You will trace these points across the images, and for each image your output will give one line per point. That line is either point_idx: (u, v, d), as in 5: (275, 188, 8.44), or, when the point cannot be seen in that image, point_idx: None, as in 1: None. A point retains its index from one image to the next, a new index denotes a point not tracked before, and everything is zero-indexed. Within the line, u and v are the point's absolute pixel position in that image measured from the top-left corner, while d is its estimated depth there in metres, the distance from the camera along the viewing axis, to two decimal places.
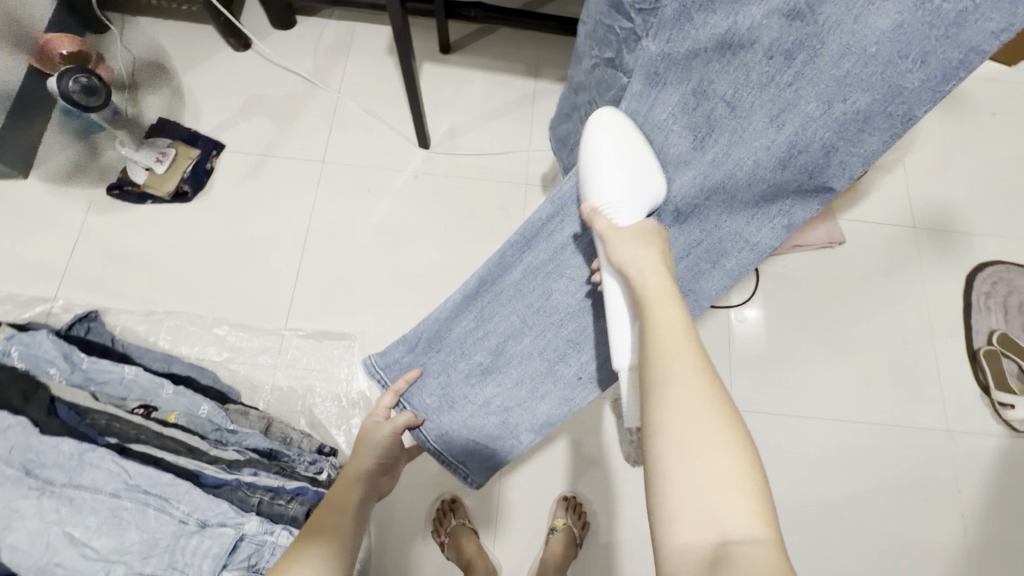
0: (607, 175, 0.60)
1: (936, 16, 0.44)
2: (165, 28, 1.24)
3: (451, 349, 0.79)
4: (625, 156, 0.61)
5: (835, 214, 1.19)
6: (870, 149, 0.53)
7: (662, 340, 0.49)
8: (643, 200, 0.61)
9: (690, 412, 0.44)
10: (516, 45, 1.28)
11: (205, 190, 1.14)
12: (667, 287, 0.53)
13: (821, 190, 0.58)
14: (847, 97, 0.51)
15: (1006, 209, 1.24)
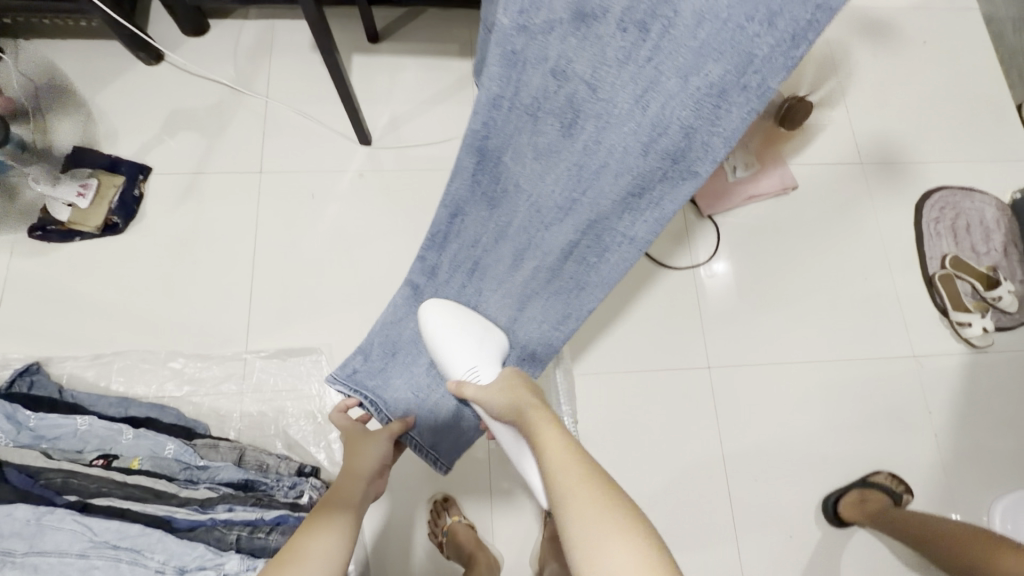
0: (455, 357, 0.71)
1: None
2: (64, 48, 1.14)
3: (409, 350, 0.77)
4: (460, 336, 0.72)
5: (784, 160, 1.20)
6: (731, 127, 0.56)
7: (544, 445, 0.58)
8: (493, 359, 0.72)
9: (587, 517, 0.51)
10: (447, 26, 1.23)
11: (137, 218, 1.07)
12: (542, 411, 0.63)
13: (687, 176, 0.60)
14: (701, 70, 0.54)
15: (944, 135, 1.27)
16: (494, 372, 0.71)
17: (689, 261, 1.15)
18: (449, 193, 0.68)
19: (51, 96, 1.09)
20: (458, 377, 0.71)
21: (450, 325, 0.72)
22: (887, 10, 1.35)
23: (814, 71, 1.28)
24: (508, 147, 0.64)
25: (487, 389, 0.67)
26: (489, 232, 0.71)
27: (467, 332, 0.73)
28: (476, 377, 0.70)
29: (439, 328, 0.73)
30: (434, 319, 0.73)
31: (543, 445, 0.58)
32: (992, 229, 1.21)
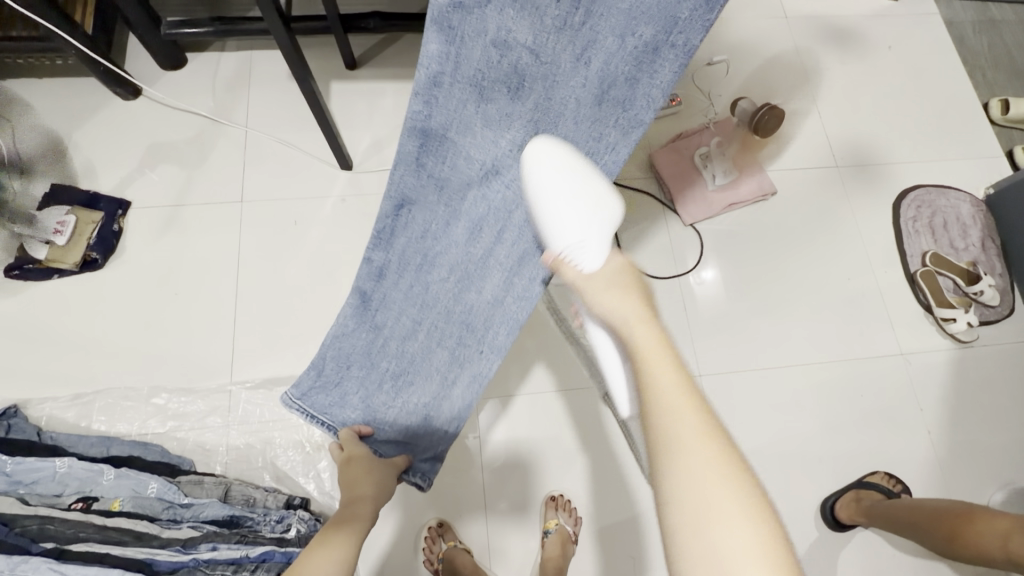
0: (558, 219, 0.61)
1: None
2: (39, 88, 1.14)
3: (359, 364, 0.76)
4: (562, 178, 0.61)
5: (762, 166, 1.22)
6: (666, 80, 0.59)
7: (653, 403, 0.44)
8: (603, 237, 0.60)
9: (691, 467, 0.41)
10: None
11: (117, 253, 1.06)
12: (657, 337, 0.49)
13: (637, 125, 0.63)
14: (636, 31, 0.56)
15: (916, 136, 1.30)
16: (601, 250, 0.59)
17: (676, 270, 1.16)
18: (394, 182, 0.67)
19: (29, 137, 1.09)
20: (558, 253, 0.62)
21: (552, 179, 0.62)
22: (852, 19, 1.39)
23: (786, 78, 1.31)
24: (458, 120, 0.63)
25: (592, 287, 0.56)
26: (440, 211, 0.71)
27: (565, 174, 0.61)
28: (581, 258, 0.59)
29: (538, 172, 0.62)
30: (538, 171, 0.63)
31: (652, 376, 0.45)
32: (969, 225, 1.23)
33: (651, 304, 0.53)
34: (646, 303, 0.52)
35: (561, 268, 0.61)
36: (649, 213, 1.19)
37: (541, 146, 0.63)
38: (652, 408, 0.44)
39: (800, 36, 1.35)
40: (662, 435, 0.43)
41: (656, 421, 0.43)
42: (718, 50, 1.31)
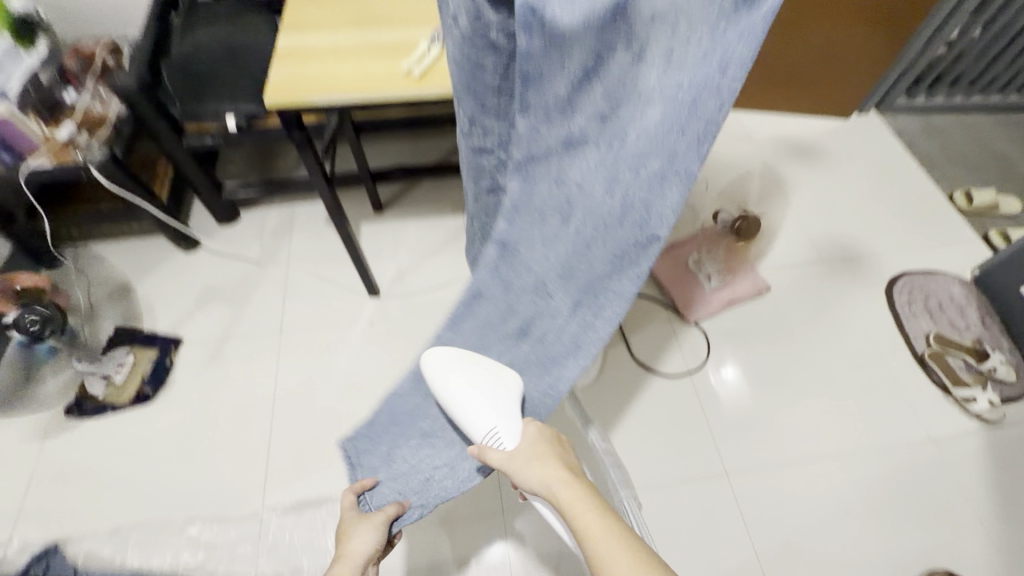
0: (475, 415, 0.59)
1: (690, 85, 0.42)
2: (116, 247, 1.34)
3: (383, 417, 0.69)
4: (474, 374, 0.61)
5: (752, 267, 1.32)
6: (672, 205, 0.48)
7: (587, 536, 0.52)
8: (514, 410, 0.59)
9: None
10: (441, 191, 1.45)
11: (165, 387, 1.16)
12: (582, 492, 0.55)
13: (653, 241, 0.51)
14: (646, 162, 0.47)
15: (891, 228, 1.41)
16: (517, 432, 0.59)
17: (685, 368, 1.20)
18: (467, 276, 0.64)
19: (104, 292, 1.26)
20: (479, 441, 0.60)
21: (456, 369, 0.62)
22: (809, 137, 1.59)
23: (761, 188, 1.47)
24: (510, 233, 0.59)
25: (516, 465, 0.57)
26: (485, 302, 0.64)
27: (483, 377, 0.60)
28: (499, 440, 0.59)
29: (457, 392, 0.61)
30: (445, 375, 0.62)
31: (582, 529, 0.53)
32: (964, 305, 1.28)
33: (572, 465, 0.59)
34: (564, 460, 0.59)
35: (486, 456, 0.58)
36: (652, 316, 1.28)
37: (453, 371, 0.62)
38: (585, 535, 0.52)
39: (766, 154, 1.55)
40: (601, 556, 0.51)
41: (595, 550, 0.52)
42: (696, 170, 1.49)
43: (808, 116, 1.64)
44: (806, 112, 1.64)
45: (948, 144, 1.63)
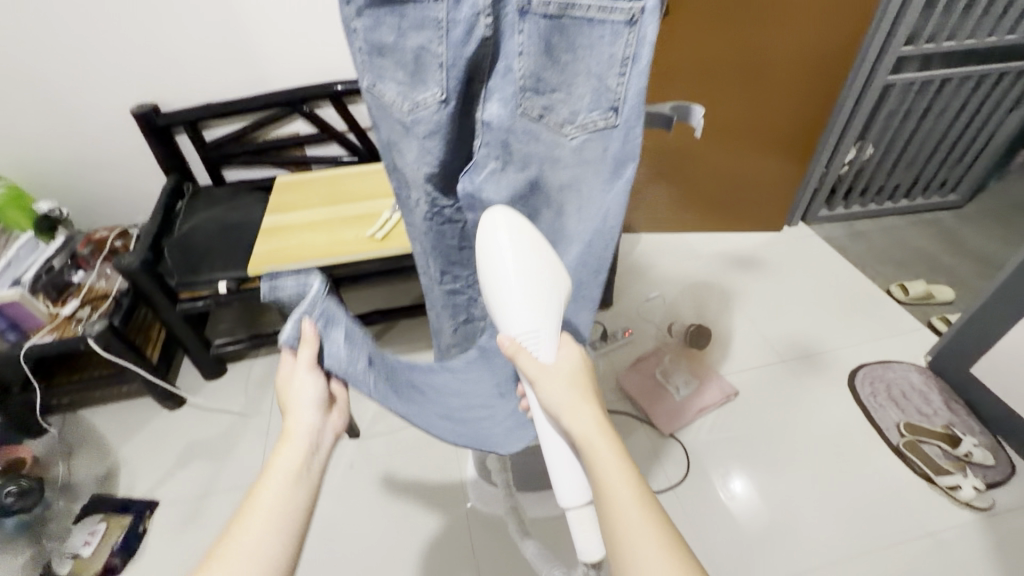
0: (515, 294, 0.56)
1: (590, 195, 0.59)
2: (102, 411, 1.37)
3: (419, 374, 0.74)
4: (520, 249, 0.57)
5: (717, 373, 1.38)
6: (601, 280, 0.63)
7: (598, 457, 0.51)
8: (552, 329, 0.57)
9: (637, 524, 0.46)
10: (418, 329, 1.56)
11: (136, 556, 1.11)
12: (611, 438, 0.52)
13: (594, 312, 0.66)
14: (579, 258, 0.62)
15: (839, 324, 1.51)
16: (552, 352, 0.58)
17: (668, 481, 1.19)
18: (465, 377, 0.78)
19: (85, 459, 1.25)
20: (515, 338, 0.57)
21: (514, 235, 0.56)
22: (748, 250, 1.77)
23: (713, 299, 1.59)
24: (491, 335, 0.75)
25: (548, 374, 0.56)
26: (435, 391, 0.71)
27: (530, 251, 0.56)
28: (535, 345, 0.57)
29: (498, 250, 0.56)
30: (495, 223, 0.56)
31: (600, 468, 0.50)
32: (925, 390, 1.33)
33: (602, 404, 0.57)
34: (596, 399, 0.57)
35: (518, 353, 0.57)
36: (629, 431, 1.29)
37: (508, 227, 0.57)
38: (598, 456, 0.51)
39: (712, 267, 1.70)
40: (605, 483, 0.49)
41: (601, 476, 0.50)
42: (651, 288, 1.62)
43: (744, 233, 1.84)
44: (741, 229, 1.84)
45: (873, 245, 1.83)
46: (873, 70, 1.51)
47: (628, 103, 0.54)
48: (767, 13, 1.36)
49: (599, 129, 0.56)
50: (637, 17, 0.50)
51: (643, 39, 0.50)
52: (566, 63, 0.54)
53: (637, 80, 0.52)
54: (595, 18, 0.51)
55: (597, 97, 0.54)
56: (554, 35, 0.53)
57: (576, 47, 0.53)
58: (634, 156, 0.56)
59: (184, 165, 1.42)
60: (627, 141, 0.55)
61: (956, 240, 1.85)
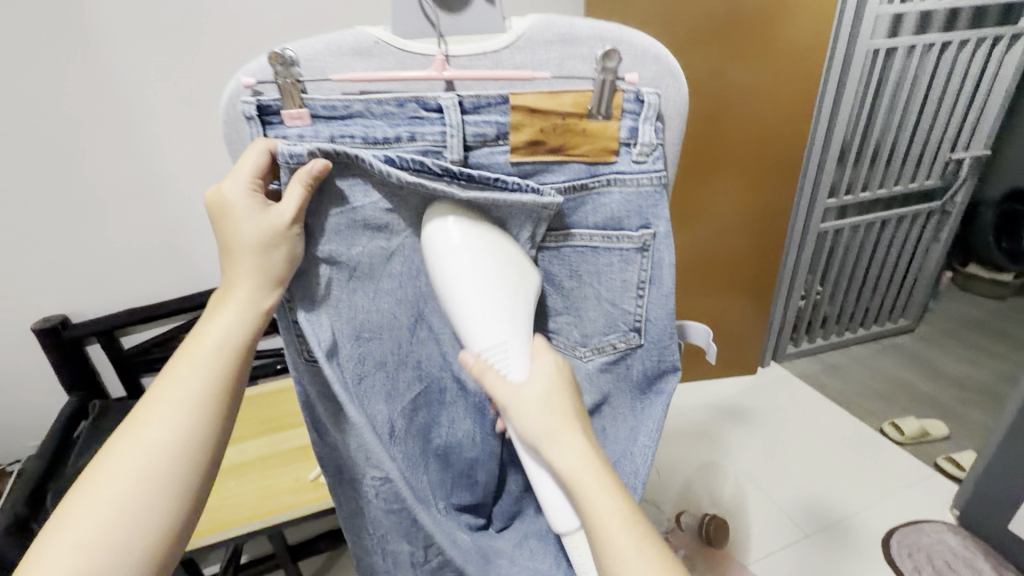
0: (476, 312, 0.44)
1: (625, 375, 0.52)
2: None
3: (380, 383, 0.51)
4: (478, 267, 0.43)
5: (741, 567, 1.18)
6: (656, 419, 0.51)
7: (593, 512, 0.41)
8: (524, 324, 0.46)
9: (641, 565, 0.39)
10: None
11: None
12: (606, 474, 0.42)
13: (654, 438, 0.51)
14: (637, 424, 0.52)
15: (852, 478, 1.38)
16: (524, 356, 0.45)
17: None
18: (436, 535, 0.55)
19: None
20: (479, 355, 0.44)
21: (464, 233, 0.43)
22: (732, 398, 1.68)
23: (712, 463, 1.44)
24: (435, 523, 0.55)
25: (520, 402, 0.43)
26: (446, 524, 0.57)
27: (494, 279, 0.44)
28: (505, 365, 0.44)
29: (449, 260, 0.43)
30: (443, 235, 0.43)
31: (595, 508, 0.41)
32: (972, 557, 1.17)
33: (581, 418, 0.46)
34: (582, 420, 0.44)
35: (485, 379, 0.44)
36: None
37: (452, 238, 0.43)
38: (593, 514, 0.40)
39: (702, 423, 1.57)
40: (610, 558, 0.40)
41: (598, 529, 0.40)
42: None
43: (724, 377, 1.76)
44: (721, 373, 1.76)
45: (852, 379, 1.79)
46: (806, 219, 1.61)
47: (653, 321, 0.49)
48: (705, 171, 1.43)
49: (619, 352, 0.51)
50: (651, 245, 0.46)
51: (662, 263, 0.47)
52: (571, 290, 0.50)
53: (661, 301, 0.48)
54: (603, 248, 0.47)
55: (610, 319, 0.49)
56: (556, 264, 0.49)
57: (583, 273, 0.49)
58: (673, 369, 0.51)
59: (96, 381, 1.23)
60: (659, 360, 0.51)
61: (924, 365, 1.85)
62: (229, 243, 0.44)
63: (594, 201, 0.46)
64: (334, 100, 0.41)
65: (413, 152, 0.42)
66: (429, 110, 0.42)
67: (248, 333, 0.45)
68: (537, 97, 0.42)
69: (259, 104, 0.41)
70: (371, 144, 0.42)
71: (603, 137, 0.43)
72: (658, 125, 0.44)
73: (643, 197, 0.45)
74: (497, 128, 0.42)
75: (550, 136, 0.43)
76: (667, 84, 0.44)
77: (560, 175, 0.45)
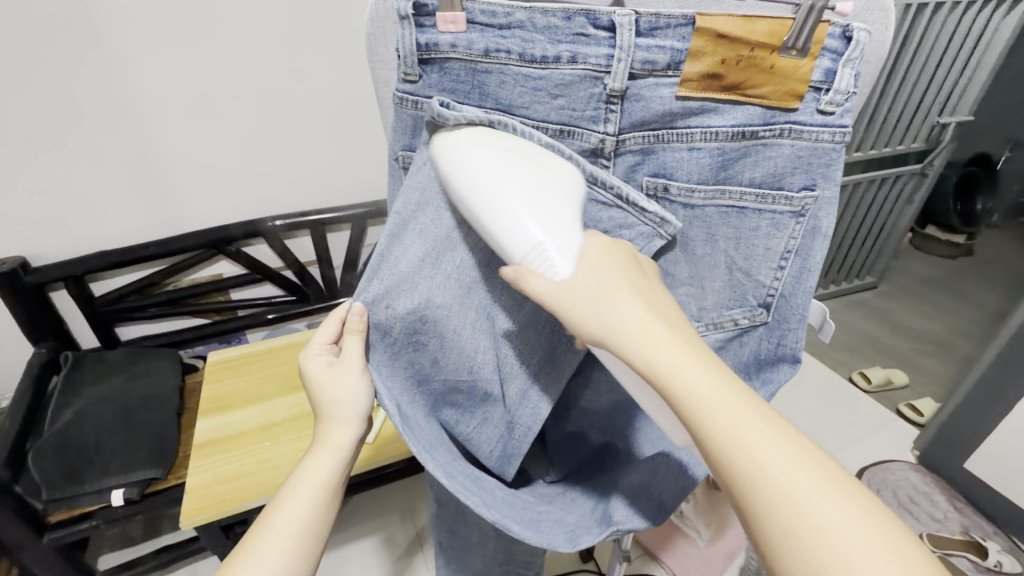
0: (514, 215, 0.35)
1: (740, 354, 0.45)
2: None
3: (426, 333, 0.43)
4: (517, 174, 0.36)
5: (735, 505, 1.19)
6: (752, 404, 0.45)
7: (682, 388, 0.33)
8: (573, 221, 0.37)
9: (765, 455, 0.32)
10: (378, 497, 1.31)
11: None
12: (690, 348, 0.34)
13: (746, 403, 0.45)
14: None
15: (828, 425, 1.48)
16: (577, 250, 0.36)
17: None
18: (489, 486, 0.45)
19: None
20: (520, 261, 0.36)
21: (475, 141, 0.37)
22: None
23: None
24: (476, 471, 0.46)
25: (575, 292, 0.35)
26: (470, 469, 0.45)
27: (531, 176, 0.36)
28: (551, 266, 0.35)
29: (473, 164, 0.36)
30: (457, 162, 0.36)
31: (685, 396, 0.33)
32: (930, 491, 1.31)
33: (652, 290, 0.37)
34: (648, 293, 0.37)
35: (527, 286, 0.35)
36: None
37: (473, 137, 0.37)
38: (689, 394, 0.33)
39: None
40: (722, 436, 0.32)
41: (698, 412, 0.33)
42: None
43: None
44: None
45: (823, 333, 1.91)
46: None
47: (789, 300, 0.42)
48: None
49: (739, 329, 0.44)
50: (809, 210, 0.39)
51: (817, 231, 0.39)
52: (701, 257, 0.43)
53: (802, 277, 0.41)
54: (752, 210, 0.40)
55: (739, 292, 0.43)
56: (695, 226, 0.42)
57: (721, 238, 0.42)
58: (793, 361, 0.44)
59: (63, 331, 1.11)
60: (778, 346, 0.44)
61: (886, 320, 1.98)
62: (324, 411, 0.48)
63: (758, 153, 0.39)
64: (497, 5, 0.37)
65: (573, 76, 0.37)
66: (599, 26, 0.36)
67: (338, 475, 0.50)
68: (728, 21, 0.35)
69: (414, 2, 0.37)
70: (526, 63, 0.38)
71: (792, 79, 0.36)
72: (858, 72, 0.37)
73: (817, 154, 0.38)
74: (670, 56, 0.37)
75: (731, 70, 0.36)
76: (875, 19, 0.36)
77: (727, 119, 0.38)
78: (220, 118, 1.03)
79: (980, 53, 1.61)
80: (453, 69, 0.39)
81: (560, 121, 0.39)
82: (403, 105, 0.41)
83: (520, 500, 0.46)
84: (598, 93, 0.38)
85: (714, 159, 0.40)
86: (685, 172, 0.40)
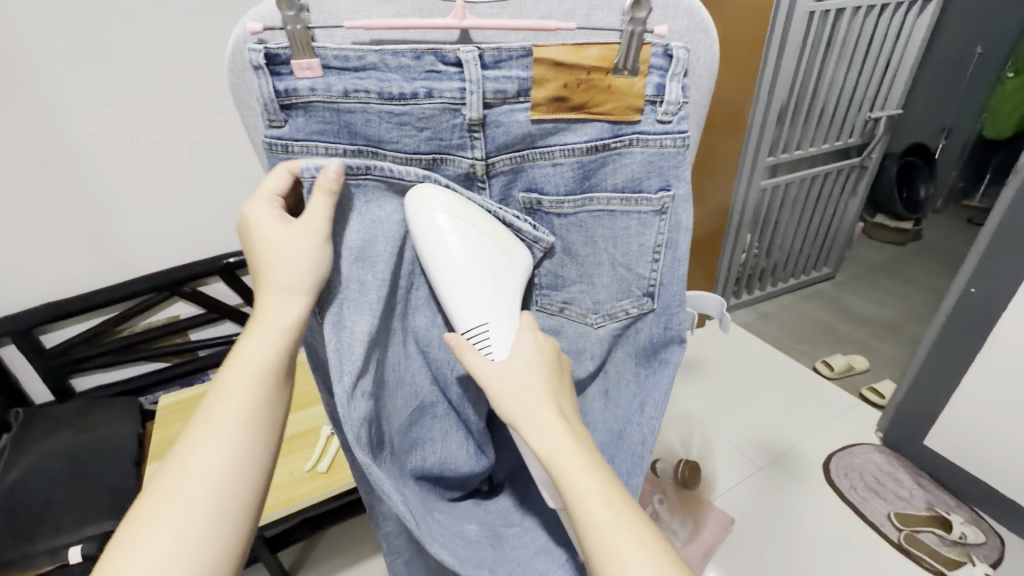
0: (462, 297, 0.45)
1: (642, 341, 0.54)
2: None
3: (384, 380, 0.48)
4: (469, 255, 0.45)
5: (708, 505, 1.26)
6: (663, 387, 0.52)
7: (573, 483, 0.39)
8: (509, 305, 0.47)
9: (622, 550, 0.38)
10: (353, 528, 1.28)
11: None
12: (586, 451, 0.41)
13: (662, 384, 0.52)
14: (645, 398, 0.53)
15: (794, 416, 1.51)
16: (511, 331, 0.46)
17: None
18: (460, 532, 0.51)
19: None
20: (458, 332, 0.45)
21: (445, 210, 0.45)
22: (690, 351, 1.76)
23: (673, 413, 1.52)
24: (444, 510, 0.51)
25: (501, 377, 0.42)
26: (443, 521, 0.50)
27: (484, 262, 0.46)
28: (486, 344, 0.45)
29: (437, 240, 0.44)
30: (428, 217, 0.44)
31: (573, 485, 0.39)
32: (894, 471, 1.35)
33: (569, 397, 0.44)
34: (562, 395, 0.43)
35: (464, 354, 0.44)
36: None
37: (445, 205, 0.45)
38: (574, 488, 0.39)
39: None
40: (591, 529, 0.39)
41: (577, 503, 0.39)
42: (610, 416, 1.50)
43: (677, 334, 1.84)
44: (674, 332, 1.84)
45: (785, 326, 1.96)
46: (749, 177, 1.71)
47: (669, 288, 0.51)
48: None
49: (632, 317, 0.53)
50: (669, 208, 0.49)
51: (679, 225, 0.49)
52: (585, 257, 0.51)
53: (676, 267, 0.50)
54: (620, 211, 0.49)
55: (626, 285, 0.51)
56: (573, 232, 0.51)
57: (599, 239, 0.50)
58: (680, 340, 0.53)
59: (12, 387, 1.09)
60: (667, 328, 0.53)
61: (846, 310, 2.04)
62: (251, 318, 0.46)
63: (615, 162, 0.48)
64: (347, 50, 0.42)
65: (433, 107, 0.44)
66: (448, 63, 0.43)
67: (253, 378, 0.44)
68: (563, 52, 0.44)
69: (266, 52, 0.41)
70: (385, 99, 0.43)
71: (629, 95, 0.45)
72: (684, 83, 0.46)
73: (665, 158, 0.48)
74: (518, 84, 0.45)
75: (574, 92, 0.45)
76: (699, 37, 0.46)
77: (581, 135, 0.47)
78: (162, 161, 1.05)
79: (898, 50, 1.71)
80: (316, 113, 0.43)
81: (431, 149, 0.46)
82: (273, 150, 0.44)
83: (497, 550, 0.52)
84: (459, 123, 0.45)
85: (576, 171, 0.48)
86: (553, 186, 0.49)
